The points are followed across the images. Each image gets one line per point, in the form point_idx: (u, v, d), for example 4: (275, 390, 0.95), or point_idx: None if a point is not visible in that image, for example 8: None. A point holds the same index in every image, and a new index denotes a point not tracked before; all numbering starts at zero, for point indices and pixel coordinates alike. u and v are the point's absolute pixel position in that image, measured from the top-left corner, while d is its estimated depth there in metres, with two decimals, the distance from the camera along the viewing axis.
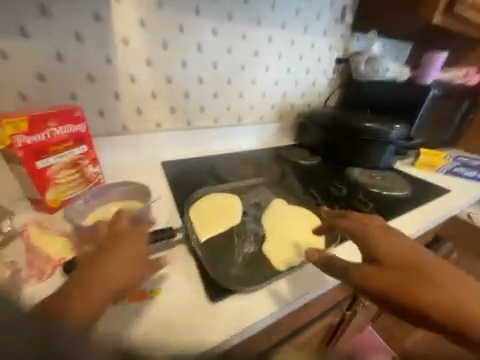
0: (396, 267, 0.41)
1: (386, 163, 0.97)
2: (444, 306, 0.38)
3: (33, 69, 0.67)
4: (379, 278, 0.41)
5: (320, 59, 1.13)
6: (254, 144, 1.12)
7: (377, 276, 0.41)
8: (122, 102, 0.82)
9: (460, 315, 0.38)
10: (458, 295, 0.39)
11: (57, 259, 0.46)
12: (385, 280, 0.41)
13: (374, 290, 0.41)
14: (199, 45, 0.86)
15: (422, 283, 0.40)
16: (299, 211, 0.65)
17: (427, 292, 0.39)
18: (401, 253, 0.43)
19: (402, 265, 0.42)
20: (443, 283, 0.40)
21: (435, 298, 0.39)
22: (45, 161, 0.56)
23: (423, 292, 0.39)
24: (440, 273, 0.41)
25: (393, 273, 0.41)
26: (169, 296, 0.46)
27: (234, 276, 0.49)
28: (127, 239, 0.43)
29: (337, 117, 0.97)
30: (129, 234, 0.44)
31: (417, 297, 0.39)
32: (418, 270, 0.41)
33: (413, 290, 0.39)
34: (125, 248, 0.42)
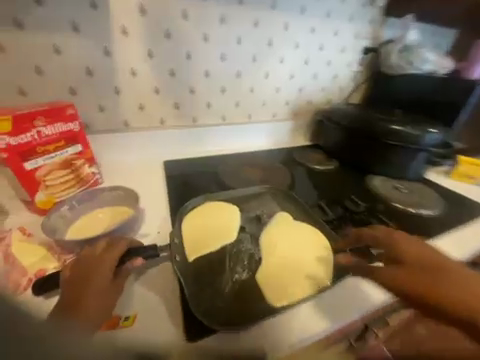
0: (420, 267, 0.41)
1: (415, 172, 0.85)
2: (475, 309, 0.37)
3: (31, 62, 0.65)
4: (401, 278, 0.41)
5: (343, 49, 1.00)
6: (265, 144, 1.03)
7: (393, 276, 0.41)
8: (123, 96, 0.77)
9: None
10: None
11: (31, 272, 0.41)
12: (410, 281, 0.40)
13: (401, 289, 0.40)
14: (205, 35, 0.79)
15: (444, 283, 0.39)
16: (306, 229, 0.56)
17: (449, 293, 0.38)
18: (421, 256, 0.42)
19: (423, 265, 0.41)
20: (470, 286, 0.39)
21: (463, 299, 0.38)
22: (34, 163, 0.54)
23: (447, 292, 0.38)
24: (466, 277, 0.40)
25: (416, 273, 0.41)
26: (145, 324, 0.40)
27: (219, 311, 0.41)
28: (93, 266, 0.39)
29: (359, 118, 0.84)
30: (95, 259, 0.40)
31: (445, 297, 0.38)
32: (445, 272, 0.40)
33: (440, 289, 0.39)
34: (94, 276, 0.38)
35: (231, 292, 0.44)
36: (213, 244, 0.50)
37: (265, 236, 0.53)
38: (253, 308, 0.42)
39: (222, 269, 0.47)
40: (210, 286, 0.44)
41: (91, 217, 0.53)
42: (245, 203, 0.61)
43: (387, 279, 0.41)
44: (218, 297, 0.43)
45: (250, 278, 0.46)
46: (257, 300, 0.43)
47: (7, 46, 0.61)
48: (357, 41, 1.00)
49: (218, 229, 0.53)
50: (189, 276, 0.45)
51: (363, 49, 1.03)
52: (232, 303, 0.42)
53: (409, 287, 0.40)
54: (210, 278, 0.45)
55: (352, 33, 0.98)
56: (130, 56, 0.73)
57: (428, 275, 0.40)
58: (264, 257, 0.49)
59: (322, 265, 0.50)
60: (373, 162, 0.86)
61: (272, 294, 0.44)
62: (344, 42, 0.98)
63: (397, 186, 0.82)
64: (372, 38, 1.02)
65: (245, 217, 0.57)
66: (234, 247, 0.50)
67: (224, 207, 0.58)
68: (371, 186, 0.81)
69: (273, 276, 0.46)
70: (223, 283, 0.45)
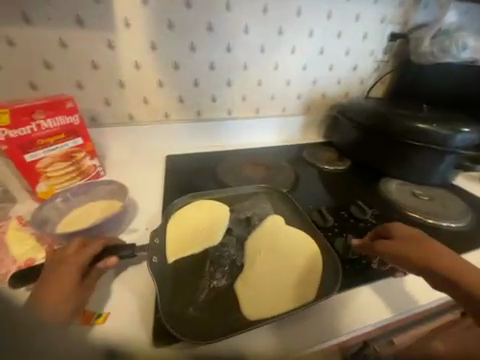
0: (408, 238, 0.47)
1: (442, 177, 0.74)
2: (455, 269, 0.42)
3: (40, 57, 0.67)
4: (392, 247, 0.46)
5: (366, 36, 0.89)
6: (273, 140, 0.98)
7: (443, 256, 0.44)
8: (127, 90, 0.77)
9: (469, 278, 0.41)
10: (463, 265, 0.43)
11: (21, 261, 0.45)
12: (401, 248, 0.46)
13: (394, 255, 0.46)
14: (210, 24, 0.74)
15: (432, 255, 0.44)
16: (298, 240, 0.54)
17: (440, 261, 0.43)
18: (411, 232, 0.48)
19: (414, 240, 0.47)
20: (453, 256, 0.44)
21: (448, 263, 0.43)
22: (34, 155, 0.56)
23: (435, 260, 0.43)
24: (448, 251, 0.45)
25: (407, 245, 0.46)
26: (118, 321, 0.42)
27: (192, 317, 0.42)
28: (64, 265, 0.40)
29: (377, 113, 0.75)
30: (69, 256, 0.42)
31: (432, 260, 0.43)
32: (430, 244, 0.46)
33: (427, 255, 0.44)
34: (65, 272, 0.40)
35: (206, 300, 0.44)
36: (194, 248, 0.52)
37: (249, 243, 0.53)
38: (227, 317, 0.43)
39: (201, 274, 0.48)
40: (186, 291, 0.45)
41: (86, 209, 0.56)
42: (238, 203, 0.62)
43: (382, 249, 0.47)
44: (193, 304, 0.44)
45: (228, 285, 0.46)
46: (231, 309, 0.43)
47: (17, 41, 0.64)
48: (384, 26, 0.88)
49: (202, 234, 0.54)
50: (167, 280, 0.46)
51: (390, 35, 0.90)
52: (205, 311, 0.43)
53: (402, 253, 0.45)
54: (188, 284, 0.46)
55: (377, 17, 0.86)
56: (132, 49, 0.72)
57: (419, 247, 0.45)
58: (245, 265, 0.50)
59: (308, 281, 0.47)
60: (390, 164, 0.77)
61: (248, 305, 0.44)
62: (367, 27, 0.87)
63: (417, 193, 0.73)
64: (401, 22, 0.89)
65: (235, 218, 0.58)
66: (216, 251, 0.51)
67: (212, 209, 0.59)
68: (384, 192, 0.73)
69: (252, 287, 0.46)
70: (200, 290, 0.46)
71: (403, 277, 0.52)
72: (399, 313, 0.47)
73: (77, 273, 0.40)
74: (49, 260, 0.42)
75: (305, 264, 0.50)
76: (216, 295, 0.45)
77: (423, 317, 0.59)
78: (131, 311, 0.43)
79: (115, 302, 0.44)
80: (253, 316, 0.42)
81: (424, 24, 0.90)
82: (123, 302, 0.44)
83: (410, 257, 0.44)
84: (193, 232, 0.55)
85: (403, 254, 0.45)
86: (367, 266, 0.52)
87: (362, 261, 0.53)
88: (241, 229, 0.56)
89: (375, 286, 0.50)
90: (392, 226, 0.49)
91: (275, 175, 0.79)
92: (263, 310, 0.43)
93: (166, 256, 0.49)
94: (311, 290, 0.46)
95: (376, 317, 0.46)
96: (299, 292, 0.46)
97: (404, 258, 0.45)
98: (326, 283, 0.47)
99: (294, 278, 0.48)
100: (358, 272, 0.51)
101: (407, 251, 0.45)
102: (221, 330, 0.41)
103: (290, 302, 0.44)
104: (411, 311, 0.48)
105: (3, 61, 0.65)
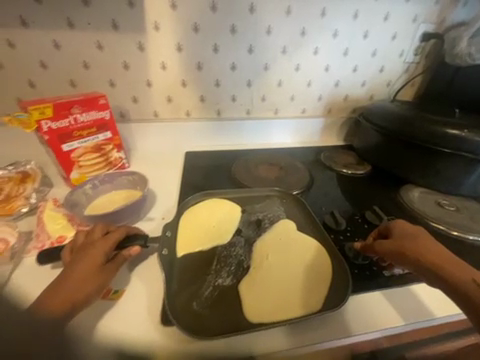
0: (406, 236, 0.47)
1: (473, 188, 0.69)
2: (448, 265, 0.41)
3: (80, 58, 0.74)
4: (391, 245, 0.46)
5: (396, 36, 0.84)
6: (290, 141, 0.99)
7: (440, 254, 0.43)
8: (153, 90, 0.83)
9: (461, 274, 0.40)
10: (457, 262, 0.42)
11: (54, 237, 0.51)
12: (397, 245, 0.45)
13: (390, 251, 0.45)
14: (233, 27, 0.76)
15: (426, 250, 0.43)
16: (308, 247, 0.54)
17: (432, 256, 0.43)
18: (410, 230, 0.48)
19: (410, 236, 0.46)
20: (447, 254, 0.43)
21: (441, 259, 0.42)
22: (70, 145, 0.63)
23: (429, 256, 0.43)
24: (443, 249, 0.44)
25: (403, 242, 0.45)
26: (128, 301, 0.45)
27: (195, 313, 0.43)
28: (88, 250, 0.43)
29: (403, 118, 0.71)
30: (94, 242, 0.45)
31: (425, 256, 0.43)
32: (425, 240, 0.45)
33: (420, 250, 0.43)
34: (84, 260, 0.42)
35: (210, 297, 0.45)
36: (203, 244, 0.54)
37: (257, 245, 0.54)
38: (230, 317, 0.42)
39: (207, 271, 0.49)
40: (192, 286, 0.46)
41: (108, 197, 0.61)
42: (249, 205, 0.64)
43: (382, 248, 0.47)
44: (196, 299, 0.44)
45: (232, 285, 0.47)
46: (234, 310, 0.43)
47: (62, 43, 0.72)
48: (417, 25, 0.83)
49: (211, 231, 0.56)
50: (175, 274, 0.48)
51: (422, 34, 0.85)
52: (209, 308, 0.43)
53: (399, 251, 0.45)
54: (194, 280, 0.47)
55: (410, 15, 0.81)
56: (160, 51, 0.77)
57: (413, 243, 0.45)
58: (251, 266, 0.50)
59: (315, 288, 0.47)
60: (413, 171, 0.73)
61: (251, 304, 0.44)
62: (398, 26, 0.83)
63: (442, 203, 0.68)
64: (437, 21, 0.83)
65: (245, 219, 0.60)
66: (225, 250, 0.53)
67: (224, 206, 0.62)
68: (405, 201, 0.69)
69: (257, 287, 0.46)
70: (204, 286, 0.46)
71: (417, 289, 0.49)
72: (413, 323, 0.45)
73: (95, 262, 0.42)
74: (79, 244, 0.46)
75: (313, 274, 0.49)
76: (219, 294, 0.45)
77: (437, 334, 0.56)
78: (141, 293, 0.46)
79: (128, 282, 0.47)
80: (255, 318, 0.42)
81: (462, 23, 0.83)
82: (134, 285, 0.47)
83: (406, 251, 0.44)
84: (203, 227, 0.57)
85: (402, 249, 0.44)
86: (378, 273, 0.50)
87: (373, 267, 0.51)
88: (250, 227, 0.58)
89: (386, 293, 0.48)
90: (392, 224, 0.50)
91: (290, 177, 0.80)
92: (266, 314, 0.43)
93: (176, 250, 0.52)
94: (318, 298, 0.45)
95: (386, 323, 0.44)
96: (305, 299, 0.45)
97: (402, 254, 0.44)
98: (332, 298, 0.45)
99: (299, 286, 0.47)
100: (368, 278, 0.50)
101: (402, 248, 0.45)
102: (222, 329, 0.41)
103: (297, 308, 0.44)
104: (426, 322, 0.45)
105: (49, 61, 0.74)
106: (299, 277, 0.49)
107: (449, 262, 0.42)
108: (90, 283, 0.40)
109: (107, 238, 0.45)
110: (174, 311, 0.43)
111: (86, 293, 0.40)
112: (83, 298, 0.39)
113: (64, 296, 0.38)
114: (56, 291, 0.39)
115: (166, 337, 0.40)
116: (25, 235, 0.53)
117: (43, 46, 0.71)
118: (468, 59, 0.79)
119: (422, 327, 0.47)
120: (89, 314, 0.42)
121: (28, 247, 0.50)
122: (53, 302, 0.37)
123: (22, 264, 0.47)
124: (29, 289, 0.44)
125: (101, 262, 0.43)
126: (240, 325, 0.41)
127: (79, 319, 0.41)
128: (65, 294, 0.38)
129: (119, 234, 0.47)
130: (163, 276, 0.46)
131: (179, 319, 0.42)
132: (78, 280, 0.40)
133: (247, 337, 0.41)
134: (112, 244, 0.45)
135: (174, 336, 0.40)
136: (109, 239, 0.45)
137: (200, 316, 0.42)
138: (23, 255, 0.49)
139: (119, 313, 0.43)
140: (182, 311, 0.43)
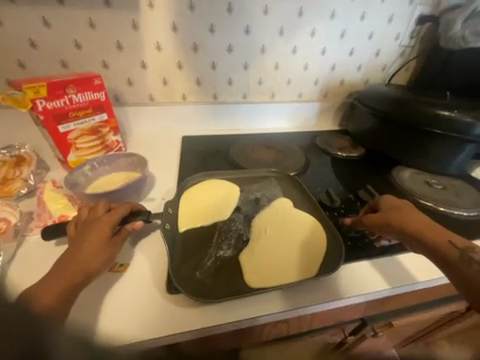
0: (394, 209, 0.49)
1: (460, 167, 0.72)
2: (432, 234, 0.44)
3: (71, 37, 0.72)
4: (379, 217, 0.49)
5: (392, 18, 0.84)
6: (286, 126, 1.00)
7: (421, 222, 0.47)
8: (148, 71, 0.81)
9: (444, 242, 0.43)
10: (441, 232, 0.45)
11: (56, 217, 0.52)
12: (385, 217, 0.48)
13: (379, 223, 0.48)
14: (230, 5, 0.74)
15: (412, 222, 0.46)
16: (305, 222, 0.57)
17: (418, 227, 0.45)
18: (394, 202, 0.51)
19: (398, 210, 0.49)
20: (432, 225, 0.46)
21: (425, 229, 0.45)
22: (66, 126, 0.62)
23: (414, 227, 0.45)
24: (429, 221, 0.47)
25: (391, 215, 0.48)
26: (134, 273, 0.47)
27: (198, 280, 0.45)
28: (95, 224, 0.45)
29: (397, 100, 0.72)
30: (100, 217, 0.46)
31: (411, 226, 0.46)
32: (413, 213, 0.48)
33: (407, 222, 0.46)
34: (92, 234, 0.43)
35: (212, 267, 0.47)
36: (204, 220, 0.56)
37: (256, 221, 0.56)
38: (231, 284, 0.45)
39: (209, 244, 0.51)
40: (194, 258, 0.48)
41: (107, 179, 0.62)
42: (247, 185, 0.66)
43: (371, 220, 0.50)
44: (199, 269, 0.47)
45: (233, 256, 0.49)
46: (234, 277, 0.46)
47: (51, 21, 0.69)
48: (413, 7, 0.83)
49: (212, 208, 0.58)
50: (177, 247, 0.50)
51: (418, 17, 0.85)
52: (211, 276, 0.46)
53: (388, 222, 0.48)
54: (196, 252, 0.50)
55: None
56: (154, 30, 0.75)
57: (401, 215, 0.48)
58: (251, 239, 0.53)
59: (311, 257, 0.50)
60: (405, 152, 0.75)
61: (251, 271, 0.47)
62: (394, 8, 0.82)
63: (430, 181, 0.72)
64: (433, 3, 0.83)
65: (244, 198, 0.62)
66: (225, 226, 0.55)
67: (222, 186, 0.64)
68: (396, 180, 0.73)
69: (256, 257, 0.49)
70: (206, 257, 0.49)
71: (405, 258, 0.52)
72: (399, 287, 0.48)
73: (98, 238, 0.43)
74: (83, 219, 0.47)
75: (309, 246, 0.52)
76: (221, 264, 0.48)
77: (422, 301, 0.60)
78: (145, 266, 0.48)
79: (132, 256, 0.49)
80: (254, 283, 0.45)
81: (457, 6, 0.83)
82: (138, 259, 0.49)
83: (391, 223, 0.47)
84: (203, 205, 0.59)
85: (387, 221, 0.48)
86: (370, 245, 0.54)
87: (365, 240, 0.54)
88: (249, 205, 0.60)
89: (376, 262, 0.51)
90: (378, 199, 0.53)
91: (286, 160, 0.81)
92: (264, 280, 0.46)
93: (178, 225, 0.54)
94: (313, 266, 0.49)
95: (375, 287, 0.47)
96: (302, 267, 0.48)
97: (387, 225, 0.47)
98: (327, 266, 0.48)
99: (296, 256, 0.50)
100: (360, 249, 0.53)
101: (390, 220, 0.48)
102: (224, 294, 0.44)
103: (294, 275, 0.47)
104: (410, 286, 0.49)
105: (38, 40, 0.71)
106: (297, 249, 0.51)
107: (430, 229, 0.45)
108: (96, 258, 0.42)
109: (112, 214, 0.47)
110: (178, 279, 0.45)
111: (92, 268, 0.41)
112: (88, 274, 0.40)
113: (77, 266, 0.40)
114: (68, 261, 0.41)
115: (170, 303, 0.43)
116: (27, 215, 0.54)
117: (32, 24, 0.68)
118: (462, 44, 0.79)
119: (407, 292, 0.51)
120: (96, 285, 0.44)
121: (30, 226, 0.51)
122: (59, 279, 0.38)
123: (26, 241, 0.49)
124: (34, 264, 0.46)
125: (109, 235, 0.44)
126: (241, 291, 0.44)
127: (87, 289, 0.43)
128: (78, 264, 0.40)
129: (124, 210, 0.48)
130: (167, 248, 0.48)
131: (183, 286, 0.44)
132: (83, 254, 0.41)
133: (246, 301, 0.44)
134: (118, 219, 0.46)
135: (178, 302, 0.43)
136: (114, 214, 0.47)
137: (202, 283, 0.45)
138: (26, 234, 0.49)
139: (126, 283, 0.45)
140: (185, 279, 0.45)
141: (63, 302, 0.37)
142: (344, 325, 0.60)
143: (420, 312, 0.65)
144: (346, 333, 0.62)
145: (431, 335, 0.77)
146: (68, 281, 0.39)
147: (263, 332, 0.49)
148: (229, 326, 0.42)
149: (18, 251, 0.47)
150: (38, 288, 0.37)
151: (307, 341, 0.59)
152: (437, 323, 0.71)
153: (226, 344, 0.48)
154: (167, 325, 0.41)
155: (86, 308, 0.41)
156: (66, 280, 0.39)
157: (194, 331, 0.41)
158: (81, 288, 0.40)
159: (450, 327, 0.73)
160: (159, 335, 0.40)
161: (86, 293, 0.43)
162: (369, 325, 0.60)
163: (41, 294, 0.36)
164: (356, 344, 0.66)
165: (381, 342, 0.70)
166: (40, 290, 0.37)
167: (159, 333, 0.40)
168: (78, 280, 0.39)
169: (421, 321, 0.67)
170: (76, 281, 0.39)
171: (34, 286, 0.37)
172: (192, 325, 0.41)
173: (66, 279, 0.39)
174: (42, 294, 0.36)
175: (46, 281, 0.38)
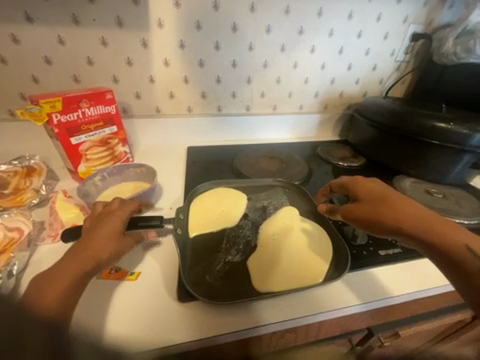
0: (392, 206, 0.47)
1: (457, 176, 0.75)
2: (437, 236, 0.42)
3: (84, 54, 0.75)
4: (376, 216, 0.48)
5: (388, 36, 0.89)
6: (288, 137, 1.04)
7: (424, 220, 0.44)
8: (156, 86, 0.84)
9: (452, 246, 0.41)
10: (451, 234, 0.42)
11: (68, 225, 0.54)
12: (381, 215, 0.47)
13: (376, 222, 0.47)
14: (234, 25, 0.78)
15: (415, 223, 0.44)
16: (310, 229, 0.59)
17: (419, 228, 0.44)
18: (383, 194, 0.50)
19: (397, 208, 0.47)
20: (437, 226, 0.43)
21: (429, 230, 0.43)
22: (78, 138, 0.65)
23: (414, 228, 0.44)
24: (437, 220, 0.44)
25: (389, 213, 0.46)
26: (144, 281, 0.47)
27: (208, 284, 0.46)
28: (107, 218, 0.47)
29: (394, 111, 0.75)
30: (112, 212, 0.49)
31: (411, 227, 0.44)
32: (416, 214, 0.45)
33: (407, 223, 0.45)
34: (104, 227, 0.45)
35: (221, 271, 0.49)
36: (212, 226, 0.58)
37: (263, 227, 0.59)
38: (240, 289, 0.46)
39: (218, 249, 0.53)
40: (204, 262, 0.50)
41: (117, 188, 0.65)
42: (254, 193, 0.69)
43: (363, 218, 0.49)
44: (209, 273, 0.48)
45: (241, 261, 0.51)
46: (243, 282, 0.47)
47: (66, 39, 0.72)
48: (407, 26, 0.87)
49: (220, 215, 0.61)
50: (188, 251, 0.52)
51: (412, 35, 0.89)
52: (220, 279, 0.47)
53: (384, 222, 0.46)
54: (206, 256, 0.51)
55: (401, 16, 0.85)
56: (163, 48, 0.78)
57: (399, 214, 0.46)
58: (258, 244, 0.54)
59: (317, 260, 0.51)
60: (403, 161, 0.78)
61: (259, 276, 0.48)
62: (389, 27, 0.87)
63: (430, 190, 0.74)
64: (425, 22, 0.88)
65: (251, 205, 0.64)
66: (233, 231, 0.57)
67: (231, 194, 0.67)
68: (397, 188, 0.75)
69: (262, 261, 0.51)
70: (216, 262, 0.50)
71: (407, 265, 0.54)
72: (403, 294, 0.49)
73: (109, 230, 0.45)
74: (94, 215, 0.49)
75: (315, 251, 0.54)
76: (230, 268, 0.49)
77: (428, 310, 0.60)
78: (153, 273, 0.49)
79: (141, 264, 0.50)
80: (262, 287, 0.46)
81: (448, 24, 0.88)
82: (147, 265, 0.50)
83: (384, 221, 0.46)
84: (211, 211, 0.61)
85: (380, 220, 0.47)
86: (374, 253, 0.55)
87: (369, 248, 0.56)
88: (255, 214, 0.62)
89: (382, 269, 0.52)
90: (356, 190, 0.54)
91: (289, 169, 0.84)
92: (272, 283, 0.47)
93: (188, 230, 0.56)
94: (320, 268, 0.50)
95: (382, 294, 0.48)
96: (309, 272, 0.49)
97: (380, 224, 0.47)
98: (333, 272, 0.50)
99: (301, 259, 0.52)
100: (365, 257, 0.54)
101: (386, 219, 0.46)
102: (233, 298, 0.44)
103: (302, 278, 0.48)
104: (415, 295, 0.50)
105: (53, 57, 0.74)
106: (303, 252, 0.53)
107: (434, 230, 0.43)
108: (106, 249, 0.43)
109: (124, 210, 0.50)
110: (189, 282, 0.46)
111: (102, 259, 0.42)
112: (96, 265, 0.41)
113: (87, 255, 0.41)
114: (78, 251, 0.41)
115: (177, 311, 0.43)
116: (39, 224, 0.55)
117: (47, 42, 0.72)
118: (454, 58, 0.83)
119: (412, 300, 0.52)
120: (108, 293, 0.45)
121: (42, 235, 0.52)
122: (68, 268, 0.39)
123: (38, 250, 0.50)
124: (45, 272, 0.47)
125: (121, 229, 0.47)
126: (250, 294, 0.45)
127: (98, 297, 0.44)
128: (88, 253, 0.41)
129: (136, 209, 0.51)
130: (178, 252, 0.49)
131: (193, 290, 0.45)
132: (94, 246, 0.42)
133: (255, 308, 0.44)
134: (129, 215, 0.50)
135: (186, 310, 0.43)
136: (127, 210, 0.50)
137: (212, 286, 0.46)
138: (37, 243, 0.51)
139: (133, 292, 0.45)
140: (195, 282, 0.46)
141: (70, 292, 0.37)
142: (351, 335, 0.60)
143: (427, 322, 0.64)
144: (353, 344, 0.63)
145: (437, 344, 0.76)
146: (78, 269, 0.39)
147: (271, 341, 0.49)
148: (235, 335, 0.42)
149: (30, 259, 0.48)
150: (47, 277, 0.37)
151: (314, 352, 0.59)
152: (444, 332, 0.71)
153: (235, 353, 0.48)
154: (171, 334, 0.40)
155: (96, 314, 0.42)
156: (76, 268, 0.39)
157: (199, 341, 0.40)
158: (89, 277, 0.40)
159: (456, 336, 0.73)
160: (163, 344, 0.39)
161: (96, 299, 0.43)
162: (375, 336, 0.60)
163: (51, 282, 0.37)
164: (363, 354, 0.66)
165: (389, 351, 0.70)
166: (49, 282, 0.37)
167: (162, 343, 0.39)
168: (89, 268, 0.40)
169: (428, 331, 0.67)
170: (86, 269, 0.40)
171: (43, 275, 0.38)
172: (202, 330, 0.41)
173: (77, 266, 0.39)
174: (52, 283, 0.37)
175: (55, 269, 0.39)
